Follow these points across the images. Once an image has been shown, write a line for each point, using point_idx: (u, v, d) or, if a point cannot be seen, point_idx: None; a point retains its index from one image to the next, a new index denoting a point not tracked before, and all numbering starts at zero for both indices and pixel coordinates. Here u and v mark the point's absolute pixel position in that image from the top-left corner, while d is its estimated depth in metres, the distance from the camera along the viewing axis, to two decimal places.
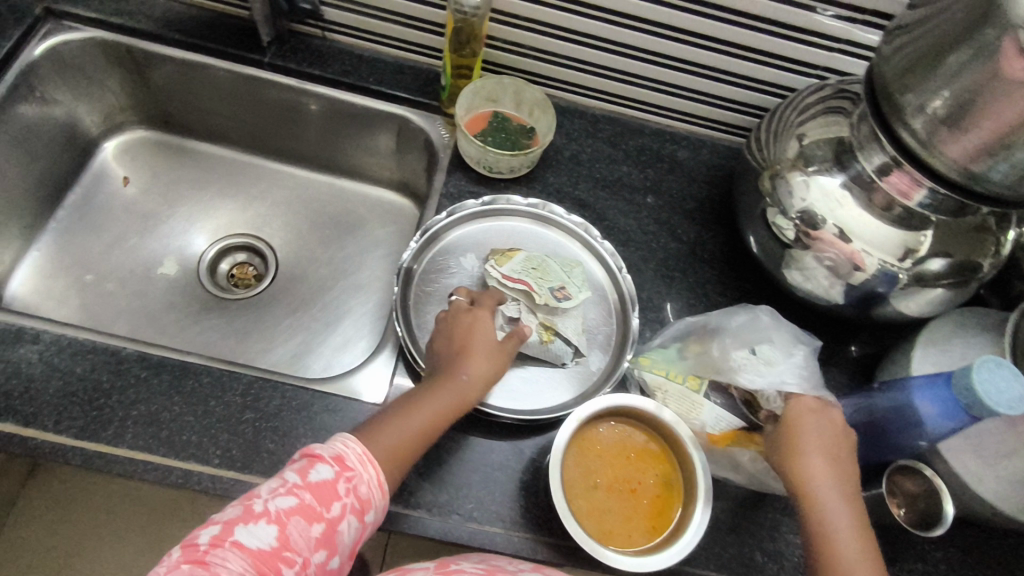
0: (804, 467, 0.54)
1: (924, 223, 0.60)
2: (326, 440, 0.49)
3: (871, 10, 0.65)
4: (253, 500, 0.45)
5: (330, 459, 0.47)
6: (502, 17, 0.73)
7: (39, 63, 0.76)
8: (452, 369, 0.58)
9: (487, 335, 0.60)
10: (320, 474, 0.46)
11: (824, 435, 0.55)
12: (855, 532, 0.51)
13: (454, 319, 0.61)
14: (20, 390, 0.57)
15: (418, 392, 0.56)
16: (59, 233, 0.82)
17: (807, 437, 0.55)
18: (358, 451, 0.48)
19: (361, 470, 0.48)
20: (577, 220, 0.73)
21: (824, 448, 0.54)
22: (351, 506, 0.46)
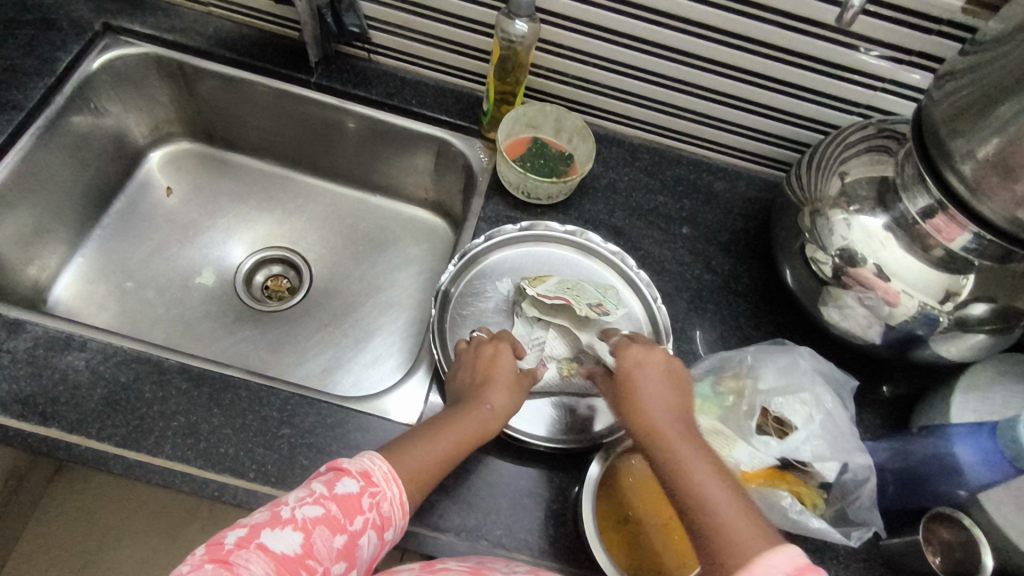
0: (644, 407, 0.54)
1: (966, 266, 0.59)
2: (353, 456, 0.50)
3: (918, 52, 0.65)
4: (280, 506, 0.44)
5: (356, 474, 0.48)
6: (546, 47, 0.74)
7: (96, 76, 0.79)
8: (473, 397, 0.58)
9: (510, 367, 0.61)
10: (346, 487, 0.46)
11: (659, 376, 0.56)
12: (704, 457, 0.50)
13: (478, 352, 0.63)
14: (66, 397, 0.59)
15: (441, 418, 0.56)
16: (103, 240, 0.84)
17: (646, 380, 0.56)
18: (384, 468, 0.49)
19: (385, 487, 0.48)
20: (612, 248, 0.74)
21: (662, 388, 0.56)
22: (373, 521, 0.46)
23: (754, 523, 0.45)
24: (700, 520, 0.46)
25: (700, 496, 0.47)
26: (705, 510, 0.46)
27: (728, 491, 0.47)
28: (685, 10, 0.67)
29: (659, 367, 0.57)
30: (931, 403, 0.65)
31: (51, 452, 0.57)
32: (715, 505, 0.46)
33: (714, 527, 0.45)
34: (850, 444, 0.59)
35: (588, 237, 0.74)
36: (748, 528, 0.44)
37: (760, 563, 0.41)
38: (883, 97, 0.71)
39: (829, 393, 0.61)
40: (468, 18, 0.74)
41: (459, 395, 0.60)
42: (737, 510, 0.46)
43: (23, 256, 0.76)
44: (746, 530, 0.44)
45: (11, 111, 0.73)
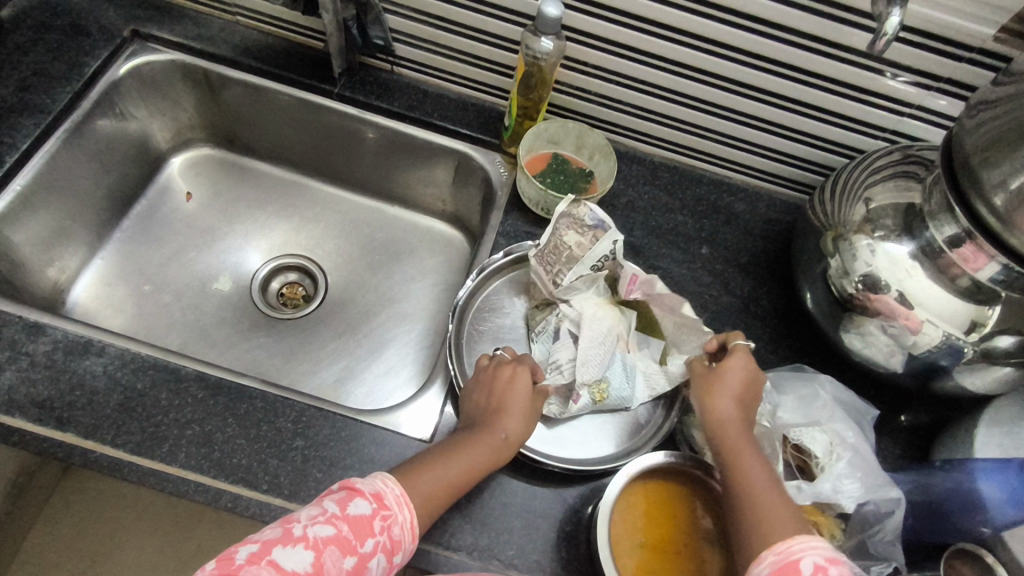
0: (725, 398, 0.58)
1: (993, 297, 0.58)
2: (365, 476, 0.50)
3: (947, 79, 0.65)
4: (291, 524, 0.44)
5: (370, 495, 0.47)
6: (570, 64, 0.74)
7: (123, 81, 0.80)
8: (488, 423, 0.58)
9: (525, 392, 0.60)
10: (358, 508, 0.46)
11: (745, 373, 0.59)
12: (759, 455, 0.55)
13: (494, 373, 0.61)
14: (82, 402, 0.59)
15: (454, 444, 0.56)
16: (123, 243, 0.85)
17: (732, 376, 0.59)
18: (397, 492, 0.49)
19: (396, 511, 0.48)
20: (608, 221, 0.63)
21: (741, 387, 0.58)
22: (384, 545, 0.46)
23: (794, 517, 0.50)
24: (747, 504, 0.51)
25: (751, 485, 0.52)
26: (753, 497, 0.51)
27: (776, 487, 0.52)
28: (712, 32, 0.67)
29: (746, 366, 0.59)
30: (955, 435, 0.64)
31: (67, 457, 0.57)
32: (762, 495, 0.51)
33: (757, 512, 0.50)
34: (877, 479, 0.57)
35: (582, 213, 0.64)
36: (789, 522, 0.49)
37: (796, 540, 0.46)
38: (910, 122, 0.70)
39: (850, 427, 0.60)
40: (492, 34, 0.74)
41: (474, 419, 0.59)
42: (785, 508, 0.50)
43: (44, 258, 0.76)
44: (786, 520, 0.49)
45: (38, 115, 0.74)
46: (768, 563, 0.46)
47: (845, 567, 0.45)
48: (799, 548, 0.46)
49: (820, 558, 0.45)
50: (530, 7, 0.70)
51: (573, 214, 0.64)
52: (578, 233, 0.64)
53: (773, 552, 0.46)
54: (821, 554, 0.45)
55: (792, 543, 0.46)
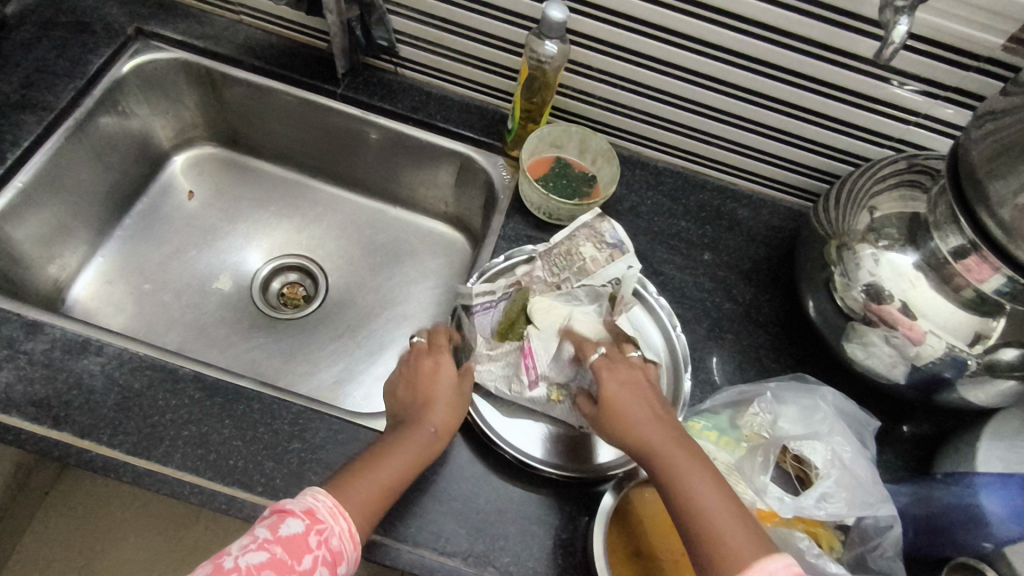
0: (618, 412, 0.55)
1: (998, 309, 0.57)
2: (291, 494, 0.48)
3: (955, 88, 0.64)
4: (221, 558, 0.42)
5: (301, 512, 0.46)
6: (575, 67, 0.74)
7: (126, 79, 0.80)
8: (412, 420, 0.57)
9: (444, 382, 0.59)
10: (291, 526, 0.45)
11: (628, 385, 0.56)
12: (697, 462, 0.51)
13: (411, 370, 0.60)
14: (79, 401, 0.59)
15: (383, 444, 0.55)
16: (124, 240, 0.85)
17: (620, 396, 0.55)
18: (328, 504, 0.48)
19: (331, 522, 0.47)
20: (626, 244, 0.68)
21: (638, 401, 0.55)
22: (324, 558, 0.44)
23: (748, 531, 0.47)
24: (698, 524, 0.47)
25: (697, 505, 0.48)
26: (701, 518, 0.47)
27: (725, 499, 0.49)
28: (717, 37, 0.66)
29: (625, 377, 0.57)
30: (957, 447, 0.63)
31: (62, 457, 0.57)
32: (711, 515, 0.47)
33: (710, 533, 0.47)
34: (873, 496, 0.56)
35: (604, 229, 0.68)
36: (736, 527, 0.47)
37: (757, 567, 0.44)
38: (916, 131, 0.69)
39: (847, 442, 0.59)
40: (497, 36, 0.74)
41: (397, 416, 0.58)
42: (727, 510, 0.48)
43: (44, 255, 0.76)
44: (739, 535, 0.46)
45: (41, 111, 0.74)
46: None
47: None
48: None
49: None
50: (535, 10, 0.70)
51: (596, 228, 0.68)
52: (595, 247, 0.67)
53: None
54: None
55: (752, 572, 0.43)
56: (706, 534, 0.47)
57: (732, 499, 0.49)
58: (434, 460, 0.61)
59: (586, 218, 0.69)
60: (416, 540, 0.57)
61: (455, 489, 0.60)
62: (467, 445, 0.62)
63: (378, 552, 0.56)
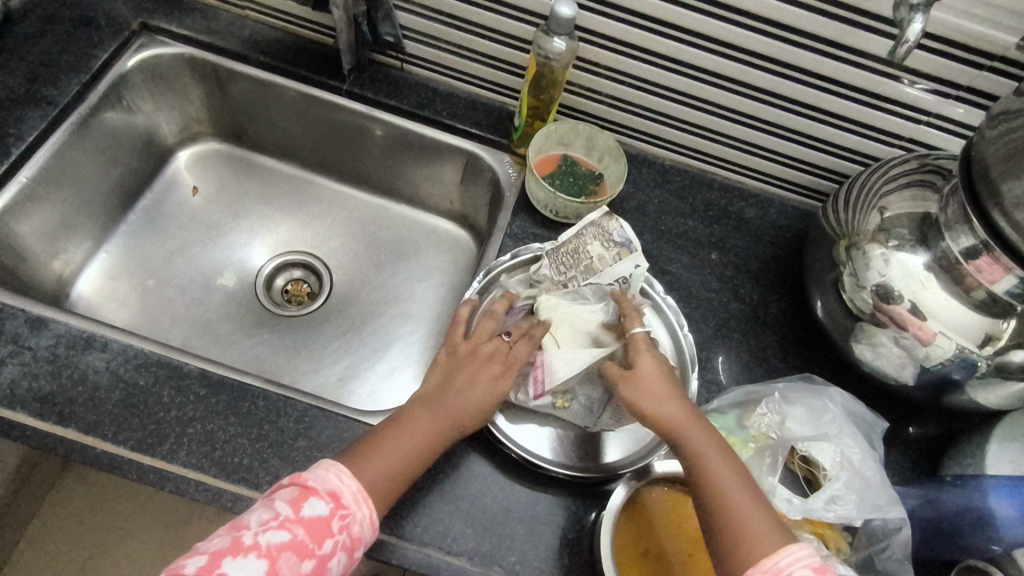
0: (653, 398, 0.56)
1: (1008, 310, 0.57)
2: (317, 470, 0.50)
3: (967, 87, 0.63)
4: (241, 531, 0.45)
5: (325, 494, 0.48)
6: (583, 64, 0.73)
7: (131, 74, 0.79)
8: (450, 399, 0.57)
9: (495, 378, 0.59)
10: (314, 508, 0.46)
11: (660, 373, 0.57)
12: (720, 446, 0.53)
13: (473, 349, 0.61)
14: (84, 397, 0.58)
15: (414, 421, 0.55)
16: (129, 236, 0.85)
17: (650, 374, 0.57)
18: (354, 489, 0.49)
19: (354, 508, 0.48)
20: (634, 242, 0.65)
21: (666, 382, 0.57)
22: (343, 543, 0.47)
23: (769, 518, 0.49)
24: (722, 507, 0.50)
25: (727, 497, 0.50)
26: (728, 504, 0.50)
27: (746, 486, 0.51)
28: (728, 35, 0.66)
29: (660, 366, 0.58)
30: (966, 450, 0.63)
31: (67, 454, 0.56)
32: (739, 512, 0.49)
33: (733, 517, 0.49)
34: (881, 499, 0.56)
35: (612, 228, 0.66)
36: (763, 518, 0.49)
37: (782, 554, 0.46)
38: (927, 131, 0.69)
39: (856, 444, 0.59)
40: (505, 33, 0.74)
41: (438, 385, 0.59)
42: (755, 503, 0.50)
43: (48, 250, 0.76)
44: (762, 522, 0.49)
45: (45, 106, 0.74)
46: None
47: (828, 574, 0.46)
48: (786, 563, 0.46)
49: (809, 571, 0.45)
50: (544, 6, 0.70)
51: (602, 225, 0.66)
52: (602, 245, 0.65)
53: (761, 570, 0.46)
54: (809, 567, 0.46)
55: (778, 559, 0.46)
56: (730, 519, 0.49)
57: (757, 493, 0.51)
58: (440, 458, 0.61)
59: (593, 216, 0.66)
60: (422, 539, 0.57)
61: (461, 487, 0.60)
62: (473, 444, 0.62)
63: (383, 551, 0.56)
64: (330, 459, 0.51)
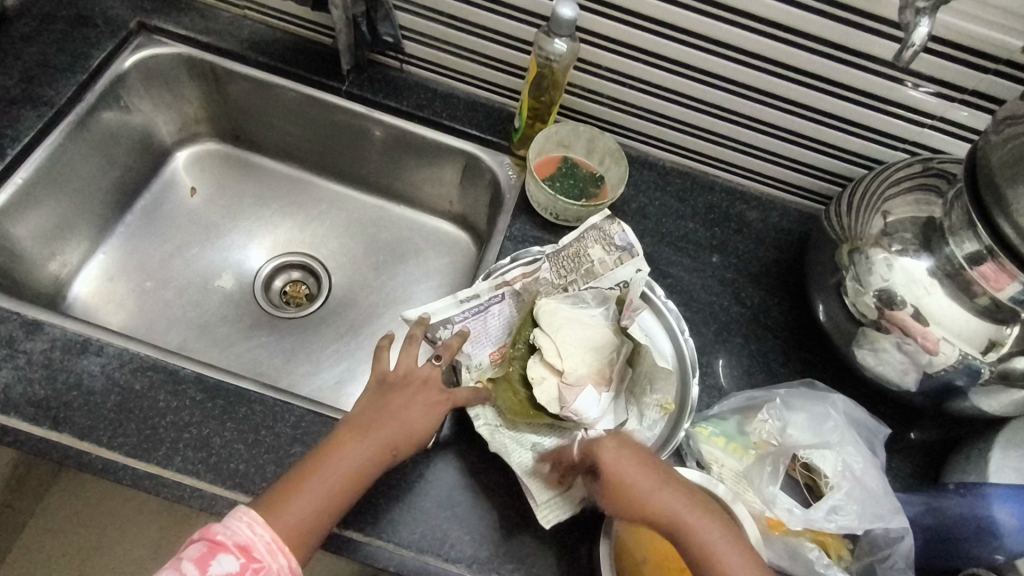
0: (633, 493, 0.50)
1: (1012, 317, 0.56)
2: (228, 519, 0.48)
3: (972, 91, 0.63)
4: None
5: (235, 549, 0.47)
6: (584, 66, 0.73)
7: (128, 74, 0.79)
8: (383, 430, 0.54)
9: (430, 405, 0.57)
10: (222, 566, 0.45)
11: (636, 463, 0.51)
12: (724, 534, 0.48)
13: (403, 377, 0.58)
14: (80, 402, 0.58)
15: (338, 452, 0.53)
16: (126, 236, 0.84)
17: (627, 468, 0.51)
18: (267, 540, 0.48)
19: (269, 560, 0.47)
20: (635, 247, 0.67)
21: (647, 472, 0.51)
22: None
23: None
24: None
25: None
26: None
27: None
28: (731, 37, 0.65)
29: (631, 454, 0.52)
30: (969, 456, 0.62)
31: (62, 459, 0.56)
32: None
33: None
34: (884, 509, 0.56)
35: (613, 232, 0.68)
36: None
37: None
38: (931, 134, 0.68)
39: (858, 453, 0.58)
40: (505, 34, 0.73)
41: (366, 416, 0.55)
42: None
43: (45, 252, 0.75)
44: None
45: (42, 106, 0.73)
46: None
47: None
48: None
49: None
50: (544, 7, 0.69)
51: (604, 230, 0.68)
52: (603, 250, 0.67)
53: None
54: None
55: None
56: None
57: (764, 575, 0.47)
58: (438, 463, 0.60)
59: (595, 220, 0.68)
60: (420, 546, 0.57)
61: (459, 492, 0.59)
62: (471, 450, 0.61)
63: (382, 557, 0.56)
64: (247, 506, 0.50)
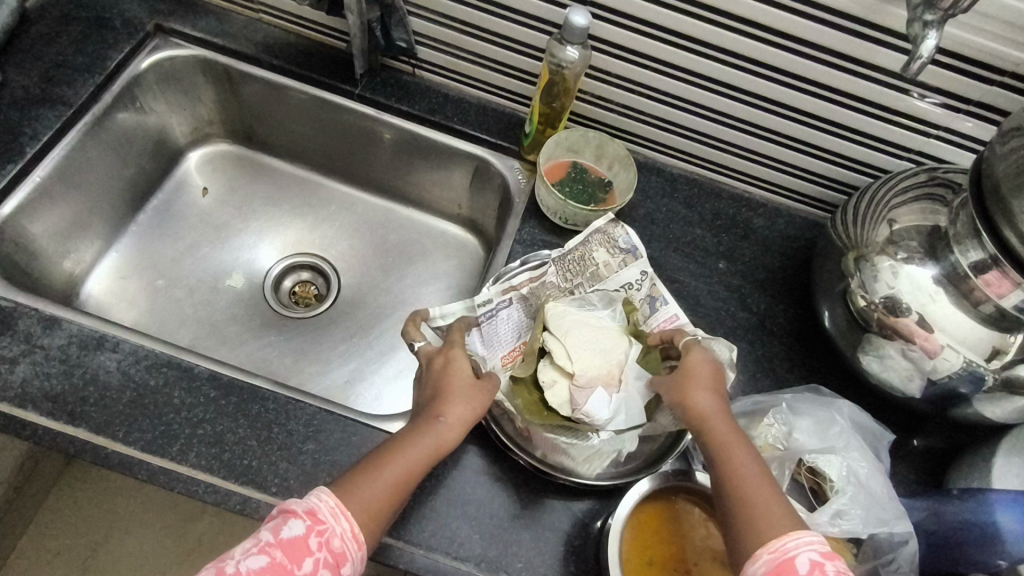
0: (692, 385, 0.57)
1: (1016, 325, 0.57)
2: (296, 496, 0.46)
3: (977, 102, 0.64)
4: (224, 561, 0.40)
5: (303, 513, 0.44)
6: (594, 73, 0.74)
7: (144, 76, 0.80)
8: (427, 411, 0.55)
9: (466, 376, 0.57)
10: (292, 529, 0.42)
11: (708, 369, 0.58)
12: (746, 447, 0.52)
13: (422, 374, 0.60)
14: (95, 397, 0.59)
15: (395, 440, 0.53)
16: (138, 235, 0.85)
17: (701, 373, 0.57)
18: (331, 504, 0.46)
19: (333, 523, 0.45)
20: (639, 249, 0.71)
21: (715, 389, 0.57)
22: (325, 560, 0.42)
23: (789, 511, 0.47)
24: (740, 499, 0.49)
25: (742, 480, 0.50)
26: (744, 490, 0.49)
27: (768, 484, 0.49)
28: (742, 47, 0.66)
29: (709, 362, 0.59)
30: (972, 463, 0.63)
31: (78, 454, 0.57)
32: (755, 494, 0.48)
33: (750, 503, 0.48)
34: (887, 513, 0.56)
35: (618, 234, 0.71)
36: (780, 509, 0.47)
37: (791, 536, 0.44)
38: (936, 144, 0.69)
39: (863, 458, 0.59)
40: (517, 40, 0.74)
41: (414, 414, 0.57)
42: (771, 493, 0.49)
43: (60, 250, 0.76)
44: (779, 511, 0.47)
45: (60, 106, 0.74)
46: (763, 563, 0.43)
47: (841, 562, 0.43)
48: (794, 545, 0.43)
49: (816, 555, 0.43)
50: (556, 15, 0.70)
51: (609, 233, 0.71)
52: (608, 252, 0.70)
53: (767, 550, 0.44)
54: (818, 551, 0.43)
55: (786, 540, 0.44)
56: (749, 505, 0.48)
57: (774, 483, 0.50)
58: (446, 463, 0.61)
59: (600, 224, 0.71)
60: (429, 544, 0.57)
61: (468, 492, 0.60)
62: (481, 451, 0.62)
63: (392, 555, 0.56)
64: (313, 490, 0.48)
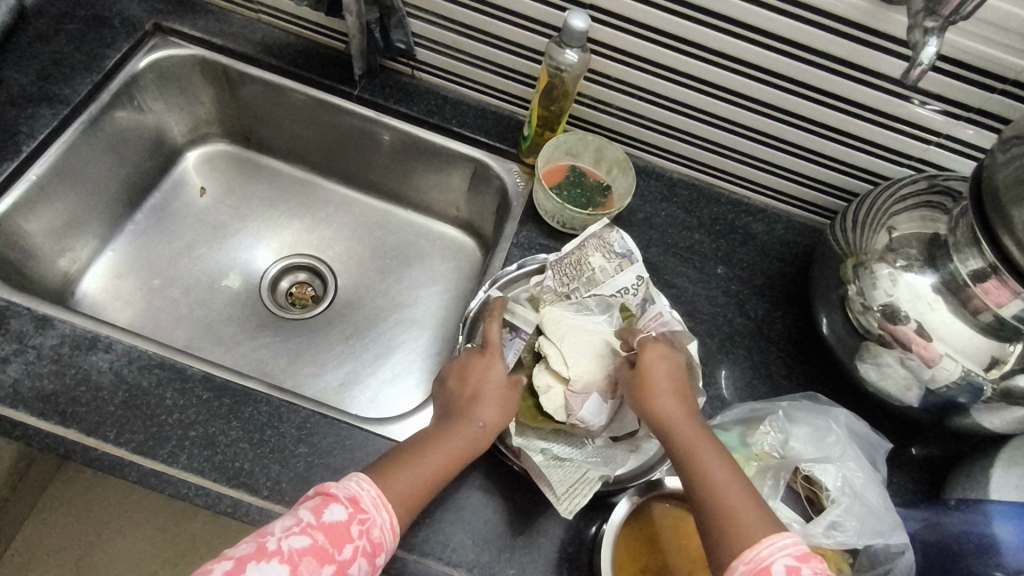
0: (651, 388, 0.56)
1: (1015, 335, 0.57)
2: (338, 480, 0.48)
3: (977, 109, 0.63)
4: (267, 537, 0.42)
5: (344, 500, 0.45)
6: (593, 76, 0.73)
7: (142, 75, 0.80)
8: (462, 412, 0.56)
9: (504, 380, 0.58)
10: (334, 514, 0.44)
11: (666, 370, 0.57)
12: (714, 448, 0.52)
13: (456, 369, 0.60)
14: (86, 398, 0.58)
15: (427, 438, 0.54)
16: (136, 235, 0.85)
17: (659, 374, 0.57)
18: (373, 494, 0.47)
19: (374, 513, 0.46)
20: (635, 254, 0.67)
21: (675, 388, 0.56)
22: (363, 548, 0.44)
23: (761, 515, 0.47)
24: (713, 506, 0.48)
25: (712, 485, 0.50)
26: (715, 497, 0.49)
27: (740, 487, 0.49)
28: (739, 51, 0.66)
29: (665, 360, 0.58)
30: (970, 474, 0.63)
31: (69, 455, 0.56)
32: (725, 501, 0.48)
33: (723, 509, 0.48)
34: (883, 525, 0.55)
35: (613, 239, 0.67)
36: (755, 513, 0.47)
37: (764, 545, 0.44)
38: (936, 151, 0.69)
39: (859, 468, 0.58)
40: (516, 43, 0.74)
41: (446, 411, 0.57)
42: (743, 498, 0.48)
43: (55, 249, 0.76)
44: (749, 516, 0.47)
45: (57, 105, 0.74)
46: None
47: (817, 563, 0.44)
48: (768, 553, 0.44)
49: (791, 560, 0.43)
50: (556, 18, 0.70)
51: (603, 237, 0.67)
52: (603, 257, 0.67)
53: (742, 561, 0.44)
54: (792, 556, 0.44)
55: (760, 549, 0.44)
56: (721, 512, 0.48)
57: (746, 485, 0.50)
58: None
59: (594, 229, 0.67)
60: (422, 549, 0.57)
61: (461, 497, 0.60)
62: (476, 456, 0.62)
63: None
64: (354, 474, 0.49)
